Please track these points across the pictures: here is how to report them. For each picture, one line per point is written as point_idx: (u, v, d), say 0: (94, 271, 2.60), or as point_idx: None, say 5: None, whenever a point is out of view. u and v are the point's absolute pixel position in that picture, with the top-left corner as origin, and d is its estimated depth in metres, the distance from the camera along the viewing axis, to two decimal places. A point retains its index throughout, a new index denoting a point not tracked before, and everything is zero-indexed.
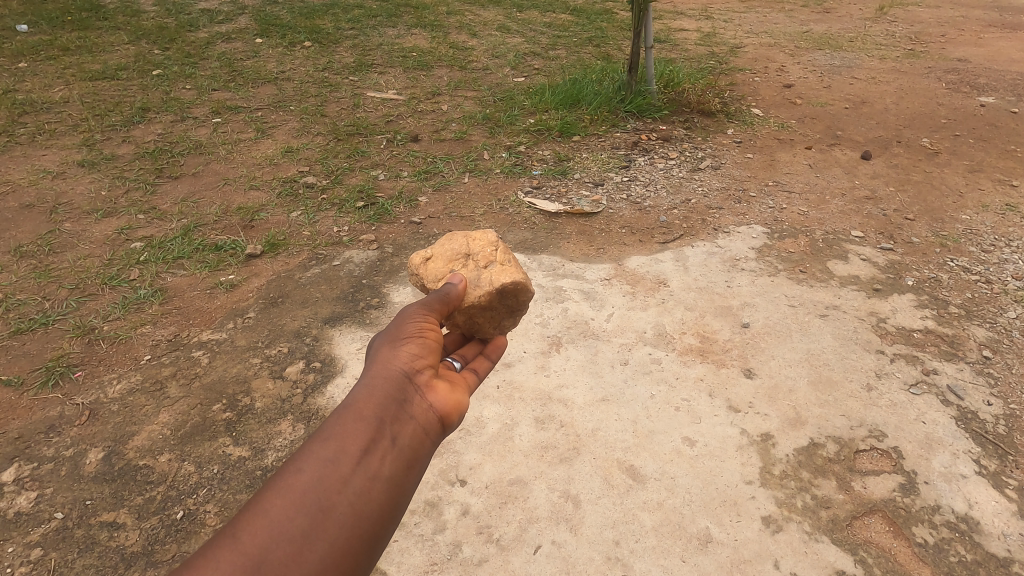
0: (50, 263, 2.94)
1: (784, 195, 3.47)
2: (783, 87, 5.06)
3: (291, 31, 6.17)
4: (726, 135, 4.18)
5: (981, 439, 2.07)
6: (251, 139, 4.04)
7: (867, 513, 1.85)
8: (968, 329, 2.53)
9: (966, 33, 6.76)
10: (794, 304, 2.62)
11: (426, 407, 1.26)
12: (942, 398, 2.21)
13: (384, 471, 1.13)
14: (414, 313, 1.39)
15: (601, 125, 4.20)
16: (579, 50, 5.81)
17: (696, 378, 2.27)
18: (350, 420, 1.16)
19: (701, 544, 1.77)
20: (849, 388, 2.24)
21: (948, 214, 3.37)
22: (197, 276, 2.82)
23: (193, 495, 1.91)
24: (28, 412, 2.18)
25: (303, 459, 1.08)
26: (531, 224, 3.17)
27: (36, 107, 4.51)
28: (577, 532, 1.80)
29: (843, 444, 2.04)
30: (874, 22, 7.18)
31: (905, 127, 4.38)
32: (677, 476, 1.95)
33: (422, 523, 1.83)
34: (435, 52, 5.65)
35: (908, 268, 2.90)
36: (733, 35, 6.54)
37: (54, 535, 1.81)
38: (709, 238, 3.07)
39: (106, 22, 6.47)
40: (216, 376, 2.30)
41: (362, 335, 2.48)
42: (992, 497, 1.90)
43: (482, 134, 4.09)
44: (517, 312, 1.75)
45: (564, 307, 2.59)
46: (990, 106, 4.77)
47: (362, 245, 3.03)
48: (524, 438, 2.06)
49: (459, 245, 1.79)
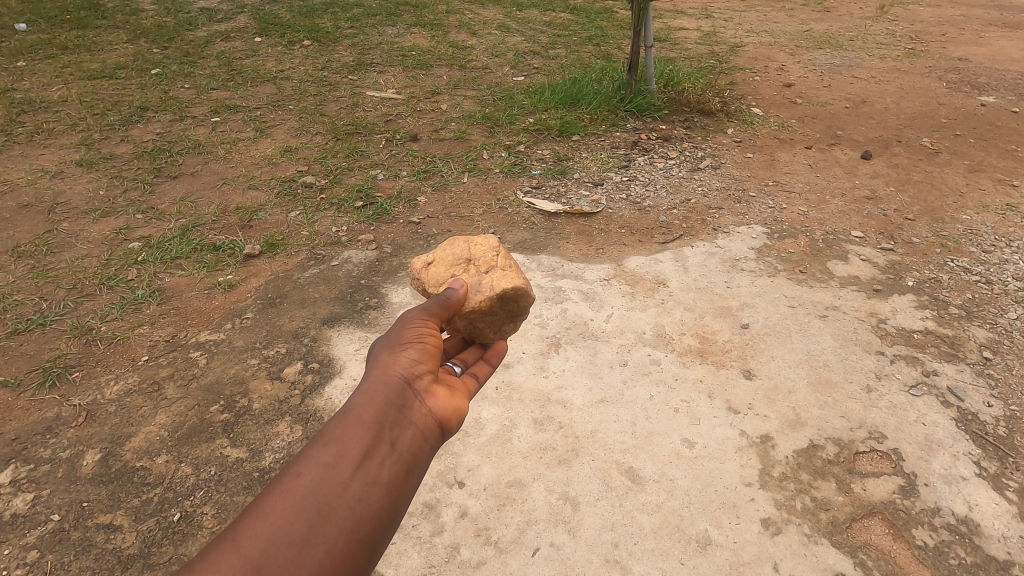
0: (48, 262, 2.93)
1: (784, 195, 3.46)
2: (783, 86, 5.05)
3: (290, 30, 6.16)
4: (726, 134, 4.17)
5: (982, 441, 2.07)
6: (250, 138, 4.02)
7: (867, 516, 1.84)
8: (968, 330, 2.52)
9: (967, 33, 6.75)
10: (794, 305, 2.61)
11: (426, 412, 1.26)
12: (943, 400, 2.20)
13: (384, 476, 1.13)
14: (413, 317, 1.39)
15: (601, 124, 4.19)
16: (579, 49, 5.80)
17: (696, 379, 2.27)
18: (349, 425, 1.15)
19: (701, 546, 1.76)
20: (849, 389, 2.23)
21: (948, 214, 3.36)
22: (195, 276, 2.81)
23: (191, 497, 1.90)
24: (25, 414, 2.17)
25: (302, 463, 1.07)
26: (530, 224, 3.16)
27: (34, 107, 4.50)
28: (575, 534, 1.79)
29: (842, 445, 2.04)
30: (874, 21, 7.17)
31: (906, 127, 4.37)
32: (676, 477, 1.94)
33: (420, 525, 1.82)
34: (434, 51, 5.63)
35: (908, 268, 2.90)
36: (733, 34, 6.52)
37: (50, 537, 1.80)
38: (709, 238, 3.06)
39: (104, 21, 6.45)
40: (213, 377, 2.29)
41: (360, 336, 2.47)
42: (993, 499, 1.89)
43: (481, 134, 4.08)
44: (518, 317, 1.74)
45: (564, 308, 2.58)
46: (990, 105, 4.75)
47: (361, 245, 3.02)
48: (522, 440, 2.05)
49: (460, 249, 1.79)
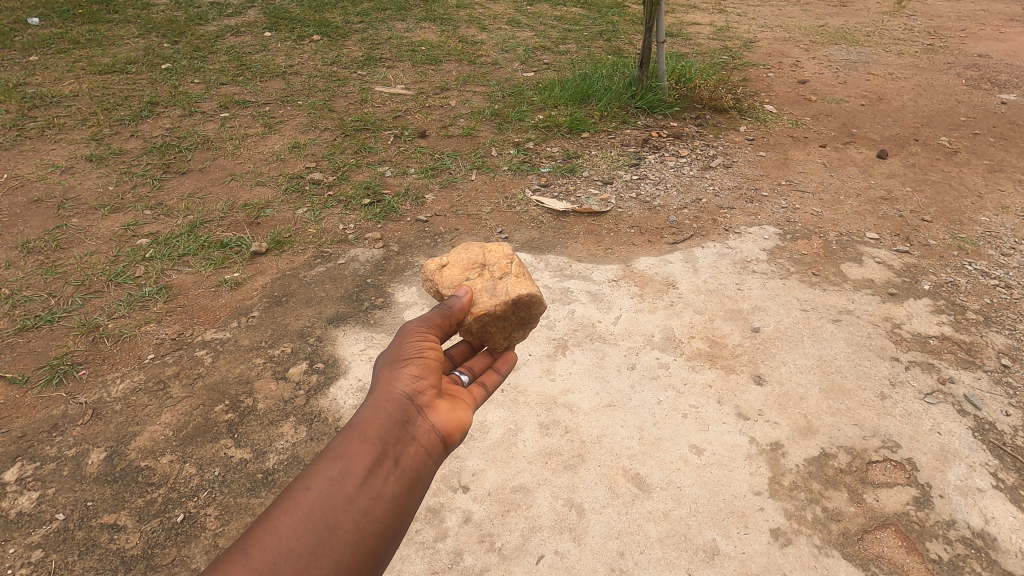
0: (58, 258, 2.93)
1: (797, 195, 3.40)
2: (797, 83, 4.96)
3: (300, 24, 6.15)
4: (738, 132, 4.11)
5: (999, 451, 2.02)
6: (257, 134, 4.01)
7: (879, 528, 1.80)
8: (986, 337, 2.46)
9: (988, 28, 6.60)
10: (806, 309, 2.56)
11: (428, 428, 1.23)
12: (959, 408, 2.15)
13: (388, 491, 1.10)
14: (414, 330, 1.36)
15: (611, 121, 4.14)
16: (590, 44, 5.76)
17: (705, 384, 2.23)
18: (353, 440, 1.13)
19: (708, 556, 1.73)
20: (862, 397, 2.19)
21: (967, 216, 3.29)
22: (203, 273, 2.81)
23: (194, 498, 1.90)
24: (32, 411, 2.17)
25: (308, 477, 1.05)
26: (538, 224, 3.12)
27: (47, 102, 4.51)
28: (580, 542, 1.76)
29: (854, 454, 2.00)
30: (892, 16, 7.04)
31: (923, 125, 4.27)
32: (684, 485, 1.91)
33: (423, 530, 1.80)
34: (444, 46, 5.61)
35: (924, 271, 2.83)
36: (747, 29, 6.43)
37: (56, 536, 1.80)
38: (720, 238, 3.01)
39: (117, 15, 6.47)
40: (219, 376, 2.28)
41: (366, 336, 2.45)
42: (1011, 513, 1.84)
43: (490, 130, 4.05)
44: (528, 325, 1.73)
45: (571, 309, 2.55)
46: (1011, 103, 4.64)
47: (367, 243, 3.00)
48: (527, 445, 2.03)
49: (475, 254, 1.76)
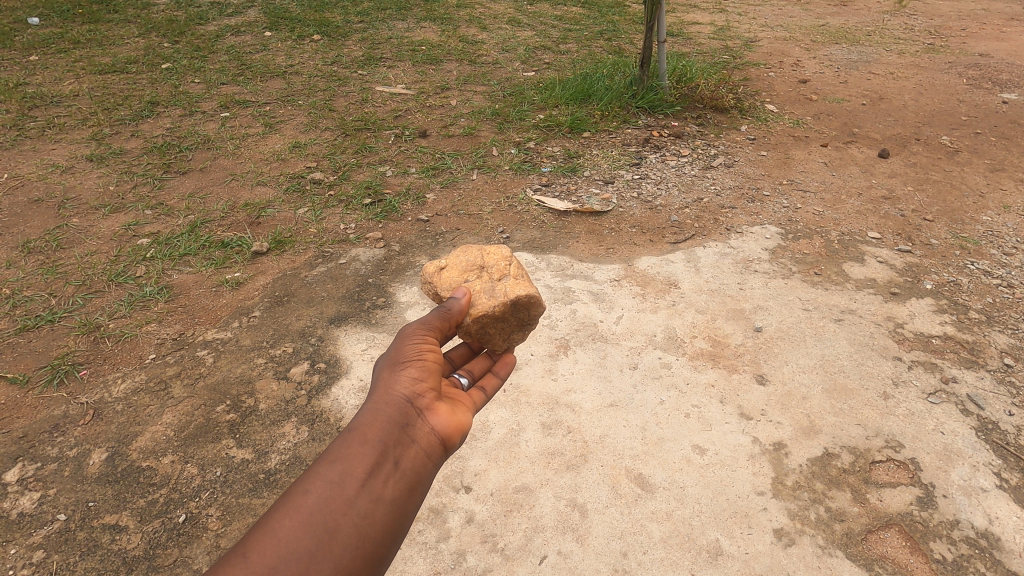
0: (58, 258, 2.93)
1: (799, 195, 3.39)
2: (797, 83, 4.95)
3: (301, 24, 6.15)
4: (739, 132, 4.10)
5: (1002, 451, 2.01)
6: (258, 134, 4.01)
7: (883, 528, 1.80)
8: (988, 336, 2.46)
9: (989, 27, 6.60)
10: (808, 308, 2.56)
11: (428, 430, 1.22)
12: (962, 408, 2.15)
13: (388, 494, 1.10)
14: (413, 333, 1.36)
15: (612, 120, 4.13)
16: (590, 44, 5.76)
17: (707, 384, 2.22)
18: (353, 443, 1.12)
19: (712, 556, 1.73)
20: (865, 396, 2.18)
21: (969, 215, 3.29)
22: (203, 273, 2.80)
23: (196, 498, 1.89)
24: (33, 412, 2.16)
25: (307, 480, 1.05)
26: (540, 223, 3.12)
27: (47, 101, 4.51)
28: (583, 542, 1.76)
29: (857, 454, 1.99)
30: (893, 16, 7.03)
31: (924, 125, 4.27)
32: (686, 485, 1.90)
33: (426, 530, 1.80)
34: (445, 45, 5.60)
35: (927, 270, 2.83)
36: (748, 29, 6.42)
37: (57, 536, 1.80)
38: (721, 238, 3.00)
39: (117, 15, 6.46)
40: (220, 376, 2.28)
41: (367, 336, 2.44)
42: (1014, 512, 1.83)
43: (490, 130, 4.04)
44: (528, 327, 1.73)
45: (573, 309, 2.54)
46: (1013, 102, 4.64)
47: (368, 243, 3.00)
48: (529, 445, 2.02)
49: (473, 257, 1.76)
